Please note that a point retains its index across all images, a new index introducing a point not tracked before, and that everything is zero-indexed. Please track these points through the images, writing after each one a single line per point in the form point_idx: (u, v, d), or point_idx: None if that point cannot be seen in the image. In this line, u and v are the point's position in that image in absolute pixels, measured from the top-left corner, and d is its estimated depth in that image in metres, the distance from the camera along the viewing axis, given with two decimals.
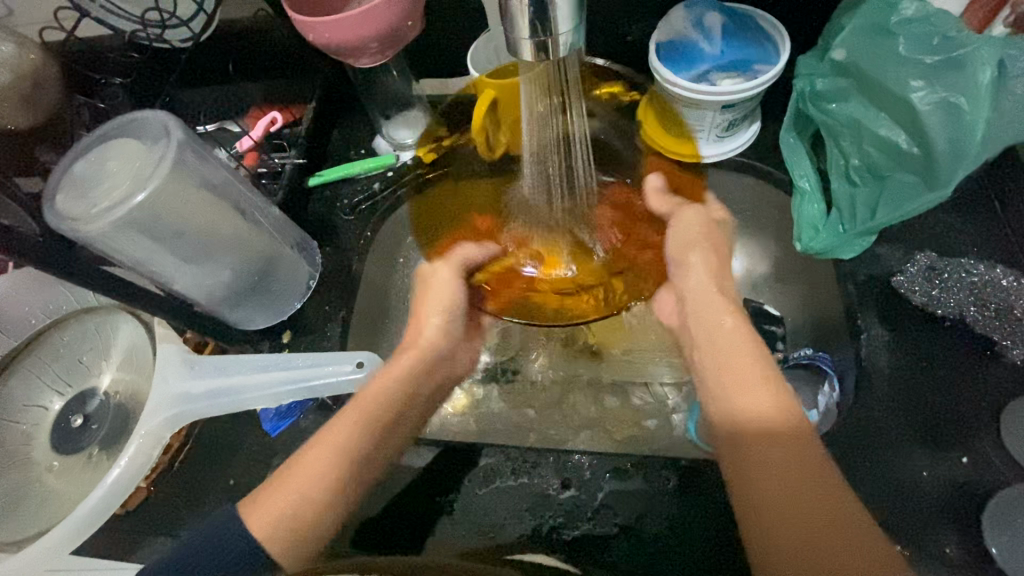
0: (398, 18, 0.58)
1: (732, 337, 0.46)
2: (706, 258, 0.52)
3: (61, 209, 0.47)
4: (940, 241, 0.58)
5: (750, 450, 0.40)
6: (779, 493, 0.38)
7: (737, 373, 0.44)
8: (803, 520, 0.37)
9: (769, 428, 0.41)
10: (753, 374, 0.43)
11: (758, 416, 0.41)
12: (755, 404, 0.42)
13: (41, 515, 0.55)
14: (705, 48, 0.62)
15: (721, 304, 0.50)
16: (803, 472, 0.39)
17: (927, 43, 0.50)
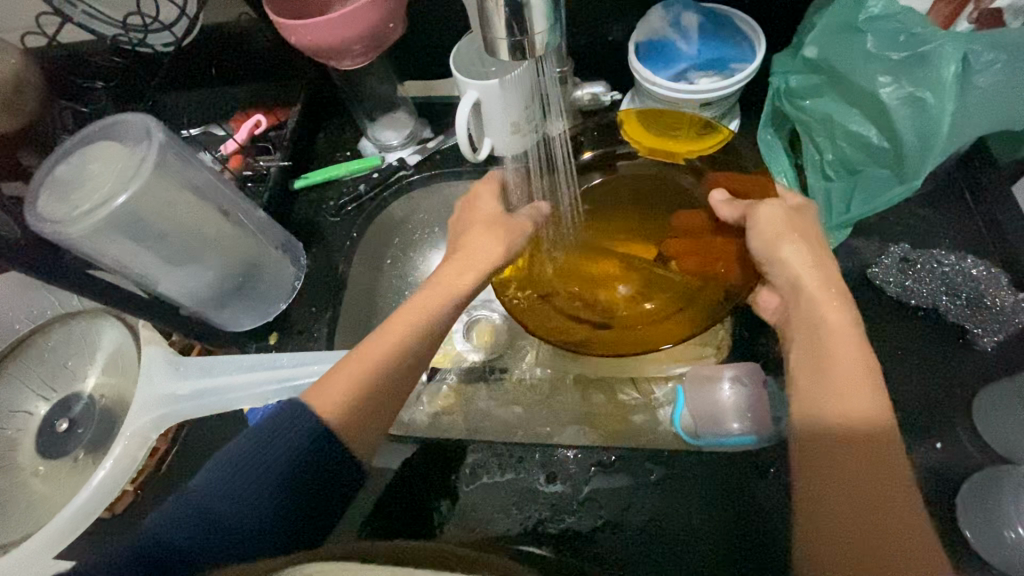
0: (380, 19, 0.59)
1: (842, 334, 0.44)
2: (800, 249, 0.49)
3: (42, 212, 0.47)
4: (912, 234, 0.60)
5: (845, 445, 0.41)
6: (857, 483, 0.39)
7: (845, 373, 0.43)
8: (863, 518, 0.38)
9: (866, 428, 0.40)
10: (860, 382, 0.42)
11: (857, 418, 0.41)
12: (851, 407, 0.41)
13: (27, 519, 0.55)
14: (682, 47, 0.63)
15: (822, 300, 0.46)
16: (875, 467, 0.39)
17: (894, 39, 0.51)
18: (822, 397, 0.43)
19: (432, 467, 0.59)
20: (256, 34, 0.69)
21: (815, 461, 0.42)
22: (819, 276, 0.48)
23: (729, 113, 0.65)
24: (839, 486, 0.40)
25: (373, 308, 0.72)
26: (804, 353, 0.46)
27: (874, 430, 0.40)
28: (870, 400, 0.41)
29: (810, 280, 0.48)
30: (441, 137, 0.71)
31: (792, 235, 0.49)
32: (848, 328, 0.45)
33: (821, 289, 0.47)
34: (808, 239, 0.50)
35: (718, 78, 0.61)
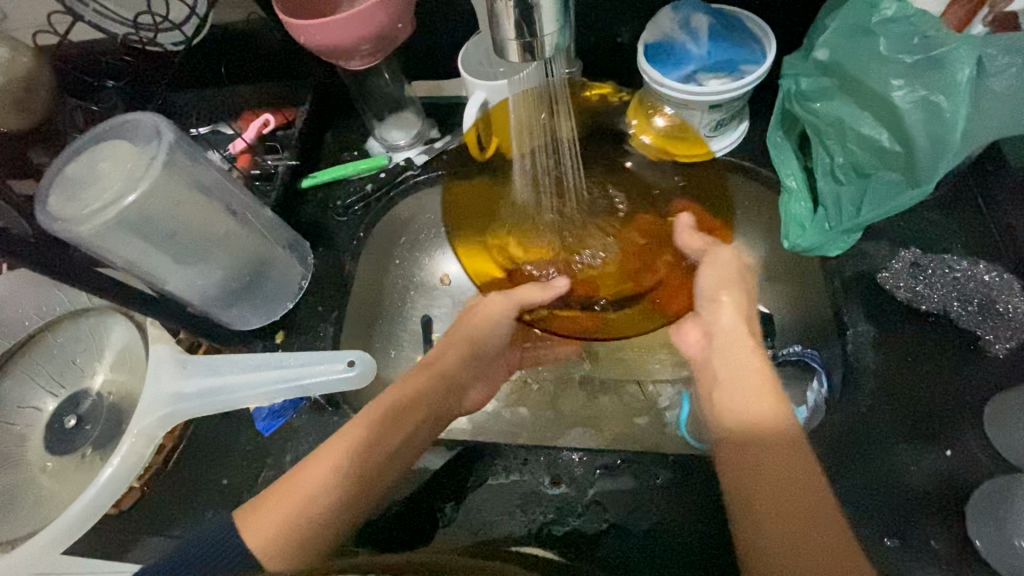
0: (390, 19, 0.59)
1: (740, 356, 0.55)
2: (734, 298, 0.59)
3: (52, 210, 0.47)
4: (924, 238, 0.59)
5: (754, 449, 0.48)
6: (775, 497, 0.45)
7: (749, 385, 0.52)
8: (784, 507, 0.44)
9: (762, 426, 0.49)
10: (765, 401, 0.50)
11: (755, 419, 0.49)
12: (743, 415, 0.50)
13: (36, 514, 0.55)
14: (693, 50, 0.62)
15: (749, 347, 0.56)
16: (782, 471, 0.46)
17: (907, 42, 0.51)
18: (735, 408, 0.51)
19: (434, 474, 0.58)
20: (265, 33, 0.69)
21: (734, 465, 0.48)
22: (741, 354, 0.56)
23: (739, 114, 0.65)
24: (756, 480, 0.46)
25: (379, 308, 0.72)
26: (719, 385, 0.54)
27: (772, 433, 0.48)
28: (772, 406, 0.50)
29: (732, 342, 0.57)
30: (448, 138, 0.72)
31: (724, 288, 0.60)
32: (763, 375, 0.53)
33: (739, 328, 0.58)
34: (741, 287, 0.60)
35: (727, 80, 0.61)
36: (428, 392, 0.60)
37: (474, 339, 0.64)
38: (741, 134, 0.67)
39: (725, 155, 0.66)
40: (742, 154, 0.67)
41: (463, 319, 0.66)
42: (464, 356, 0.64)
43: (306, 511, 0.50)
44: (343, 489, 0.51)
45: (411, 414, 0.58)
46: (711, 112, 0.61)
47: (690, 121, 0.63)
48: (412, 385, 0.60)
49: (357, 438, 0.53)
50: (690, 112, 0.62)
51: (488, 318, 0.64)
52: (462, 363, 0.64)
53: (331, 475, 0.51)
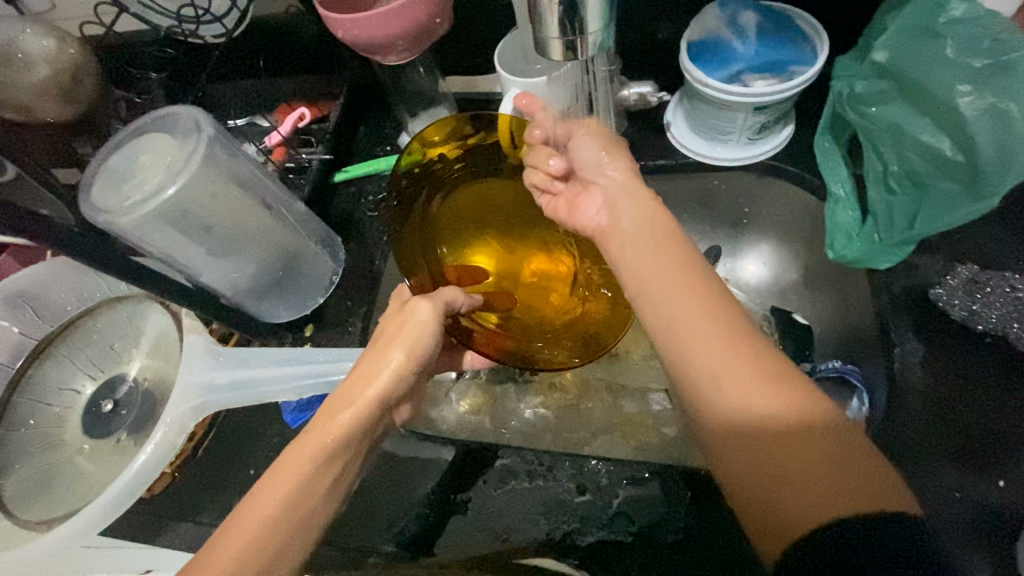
0: (428, 14, 0.58)
1: (710, 333, 0.37)
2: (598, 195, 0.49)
3: (95, 201, 0.47)
4: (981, 253, 0.56)
5: (765, 450, 0.33)
6: (768, 459, 0.33)
7: (692, 330, 0.37)
8: (811, 473, 0.31)
9: (768, 422, 0.33)
10: (715, 351, 0.36)
11: (764, 414, 0.33)
12: (739, 402, 0.34)
13: (73, 496, 0.57)
14: (739, 48, 0.60)
15: (673, 272, 0.40)
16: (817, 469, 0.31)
17: (977, 45, 0.48)
18: (734, 414, 0.34)
19: (457, 474, 0.59)
20: (303, 26, 0.69)
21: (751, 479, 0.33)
22: (706, 331, 0.37)
23: (785, 117, 0.62)
24: (791, 495, 0.31)
25: None
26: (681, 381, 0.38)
27: (776, 401, 0.34)
28: (765, 392, 0.34)
29: (683, 314, 0.38)
30: None
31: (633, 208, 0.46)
32: (682, 289, 0.39)
33: (683, 283, 0.39)
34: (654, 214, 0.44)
35: (775, 82, 0.58)
36: (358, 407, 0.45)
37: (409, 352, 0.47)
38: (787, 136, 0.64)
39: (768, 160, 0.64)
40: (786, 159, 0.64)
41: (387, 325, 0.49)
42: (397, 371, 0.46)
43: (244, 566, 0.39)
44: (267, 532, 0.40)
45: (335, 454, 0.43)
46: (756, 114, 0.59)
47: (733, 123, 0.61)
48: (345, 403, 0.45)
49: (303, 464, 0.42)
50: (733, 113, 0.59)
51: (416, 329, 0.47)
52: (398, 377, 0.46)
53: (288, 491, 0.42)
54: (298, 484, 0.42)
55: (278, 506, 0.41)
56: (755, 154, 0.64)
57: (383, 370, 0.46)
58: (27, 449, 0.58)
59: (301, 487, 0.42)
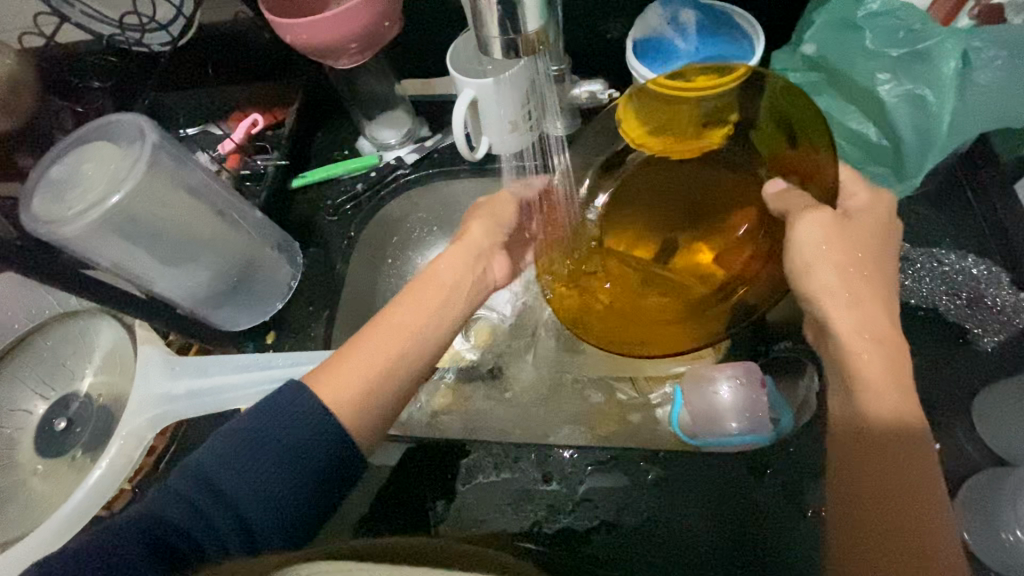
0: (376, 16, 0.59)
1: (879, 368, 0.45)
2: (834, 267, 0.48)
3: (37, 213, 0.46)
4: (914, 232, 0.59)
5: (881, 476, 0.42)
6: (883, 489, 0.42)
7: (879, 369, 0.45)
8: (885, 499, 0.42)
9: (887, 426, 0.44)
10: (894, 397, 0.44)
11: (876, 414, 0.44)
12: (876, 412, 0.44)
13: (26, 519, 0.55)
14: (681, 45, 0.62)
15: (879, 314, 0.47)
16: (897, 477, 0.42)
17: (893, 36, 0.52)
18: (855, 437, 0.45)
19: (423, 470, 0.59)
20: (255, 32, 0.69)
21: (846, 468, 0.44)
22: (893, 368, 0.45)
23: None
24: (862, 465, 0.44)
25: (371, 306, 0.73)
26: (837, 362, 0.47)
27: (903, 433, 0.43)
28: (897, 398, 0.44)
29: (863, 323, 0.47)
30: (438, 136, 0.73)
31: (829, 249, 0.47)
32: (885, 364, 0.46)
33: (876, 316, 0.47)
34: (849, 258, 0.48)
35: None
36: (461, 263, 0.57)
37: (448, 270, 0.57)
38: None
39: None
40: None
41: (467, 233, 0.60)
42: (413, 329, 0.52)
43: (362, 377, 0.48)
44: (370, 372, 0.49)
45: (448, 295, 0.55)
46: None
47: None
48: (386, 346, 0.50)
49: (411, 315, 0.52)
50: None
51: (456, 280, 0.56)
52: (489, 234, 0.60)
53: (405, 330, 0.51)
54: (416, 325, 0.52)
55: (391, 347, 0.50)
56: None
57: (444, 290, 0.55)
58: None
59: (413, 325, 0.52)
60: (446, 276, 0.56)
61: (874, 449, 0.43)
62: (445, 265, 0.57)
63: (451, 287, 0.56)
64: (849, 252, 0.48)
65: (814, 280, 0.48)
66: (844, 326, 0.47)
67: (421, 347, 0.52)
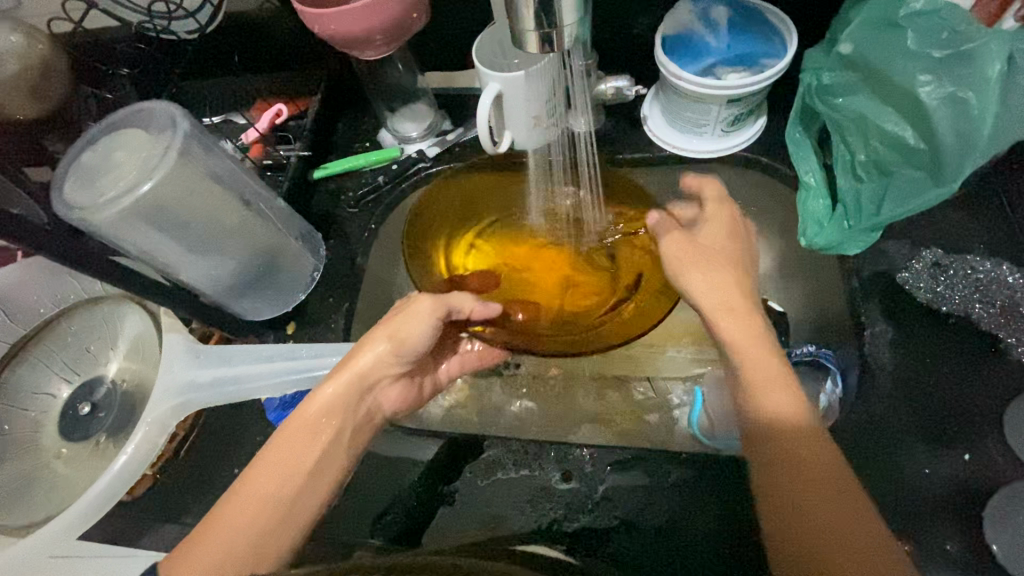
0: (404, 8, 0.58)
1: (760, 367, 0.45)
2: (706, 275, 0.50)
3: (69, 199, 0.46)
4: (946, 238, 0.58)
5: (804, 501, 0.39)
6: (807, 487, 0.40)
7: (764, 372, 0.45)
8: (830, 524, 0.38)
9: (782, 426, 0.42)
10: (779, 392, 0.44)
11: (779, 414, 0.43)
12: (779, 416, 0.43)
13: (52, 500, 0.56)
14: (711, 42, 0.62)
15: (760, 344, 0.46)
16: (820, 488, 0.39)
17: (936, 36, 0.50)
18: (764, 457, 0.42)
19: (444, 466, 0.59)
20: (280, 21, 0.69)
21: (765, 486, 0.41)
22: (781, 385, 0.44)
23: (757, 109, 0.64)
24: (783, 483, 0.41)
25: (389, 298, 0.73)
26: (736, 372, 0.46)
27: (800, 432, 0.42)
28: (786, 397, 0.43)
29: (741, 336, 0.47)
30: (460, 130, 0.72)
31: (702, 258, 0.50)
32: (772, 367, 0.45)
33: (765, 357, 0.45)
34: (705, 262, 0.50)
35: (747, 74, 0.60)
36: (338, 381, 0.50)
37: (327, 408, 0.49)
38: (758, 129, 0.65)
39: (741, 151, 0.65)
40: (759, 150, 0.65)
41: (344, 360, 0.51)
42: (280, 481, 0.45)
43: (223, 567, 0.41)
44: (239, 544, 0.42)
45: (320, 425, 0.48)
46: (729, 107, 0.61)
47: (707, 115, 0.62)
48: (276, 479, 0.45)
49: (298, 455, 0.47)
50: (706, 105, 0.61)
51: (329, 411, 0.49)
52: (377, 360, 0.51)
53: (282, 473, 0.46)
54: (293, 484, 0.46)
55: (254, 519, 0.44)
56: (729, 147, 0.65)
57: (318, 434, 0.48)
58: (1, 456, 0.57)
59: (293, 467, 0.46)
60: (328, 400, 0.49)
61: (785, 461, 0.41)
62: (321, 401, 0.49)
63: (330, 410, 0.49)
64: (721, 259, 0.51)
65: (685, 287, 0.51)
66: (731, 348, 0.47)
67: (277, 497, 0.45)
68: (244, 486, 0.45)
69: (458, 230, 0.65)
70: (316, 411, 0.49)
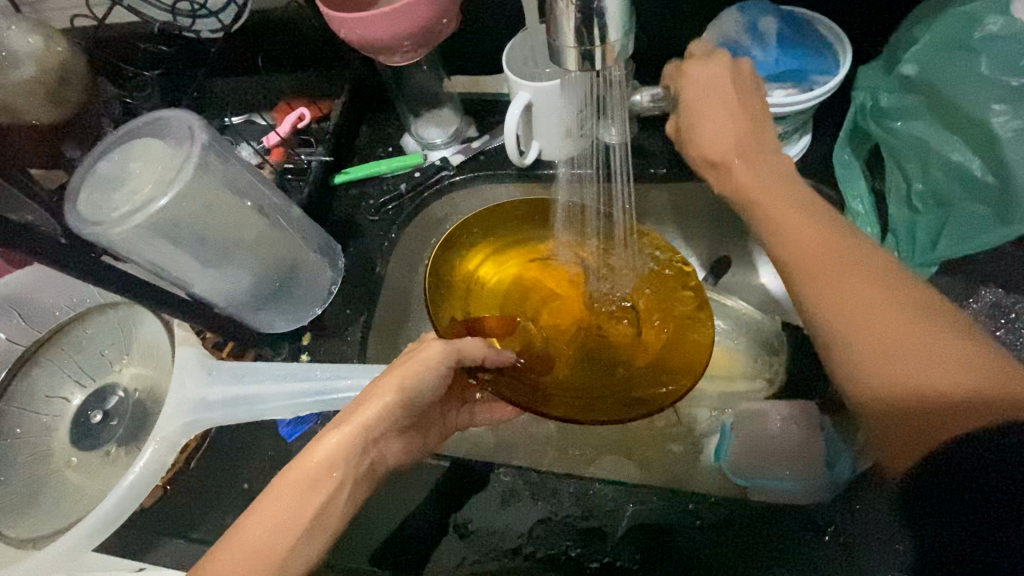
0: (434, 14, 0.55)
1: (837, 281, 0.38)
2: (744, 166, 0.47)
3: (83, 210, 0.45)
4: (1006, 275, 0.54)
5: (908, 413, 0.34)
6: (891, 339, 0.35)
7: (823, 258, 0.39)
8: (933, 375, 0.34)
9: (856, 299, 0.37)
10: (847, 273, 0.38)
11: (841, 287, 0.38)
12: (843, 290, 0.38)
13: (60, 510, 0.55)
14: (758, 56, 0.56)
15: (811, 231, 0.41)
16: (911, 343, 0.35)
17: (1013, 63, 0.46)
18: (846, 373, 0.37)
19: (452, 494, 0.56)
20: (305, 21, 0.67)
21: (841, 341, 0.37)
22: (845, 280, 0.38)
23: (802, 128, 0.59)
24: (862, 335, 0.36)
25: (407, 309, 0.71)
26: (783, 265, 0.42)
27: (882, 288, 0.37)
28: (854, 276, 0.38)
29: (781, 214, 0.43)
30: (487, 138, 0.70)
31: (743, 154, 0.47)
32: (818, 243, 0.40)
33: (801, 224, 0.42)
34: (720, 118, 0.49)
35: (795, 92, 0.55)
36: (345, 429, 0.44)
37: (332, 457, 0.43)
38: (802, 148, 0.61)
39: None
40: (803, 171, 0.61)
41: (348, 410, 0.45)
42: (275, 530, 0.40)
43: None
44: None
45: (320, 474, 0.42)
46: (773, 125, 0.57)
47: None
48: (268, 521, 0.40)
49: (289, 505, 0.41)
50: None
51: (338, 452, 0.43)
52: (386, 409, 0.45)
53: (273, 520, 0.40)
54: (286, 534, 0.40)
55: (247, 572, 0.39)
56: None
57: (319, 486, 0.42)
58: (12, 461, 0.56)
59: (286, 518, 0.41)
60: (331, 449, 0.43)
61: (866, 363, 0.36)
62: (321, 450, 0.43)
63: (334, 459, 0.43)
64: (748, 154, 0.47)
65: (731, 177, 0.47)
66: (752, 201, 0.45)
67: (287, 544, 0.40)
68: (234, 537, 0.40)
69: (473, 243, 0.62)
70: (316, 452, 0.42)
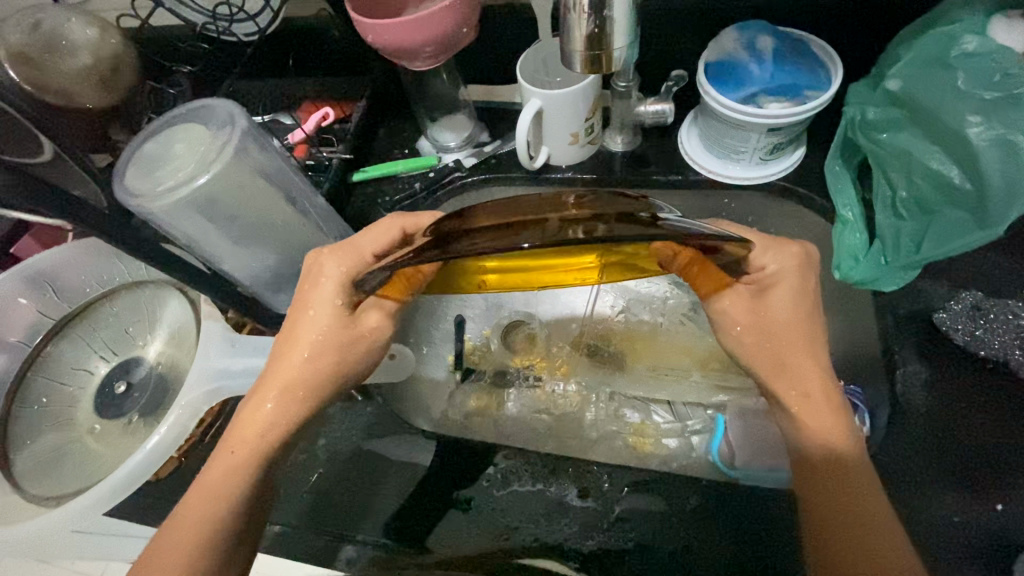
0: (454, 23, 0.60)
1: (806, 362, 0.48)
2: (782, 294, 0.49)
3: (128, 186, 0.49)
4: (983, 281, 0.58)
5: (829, 475, 0.46)
6: (848, 513, 0.44)
7: (810, 398, 0.48)
8: (882, 539, 0.43)
9: (835, 458, 0.46)
10: (829, 416, 0.47)
11: (824, 441, 0.47)
12: (813, 436, 0.47)
13: (79, 474, 0.58)
14: (754, 71, 0.61)
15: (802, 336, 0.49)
16: (864, 510, 0.44)
17: (987, 79, 0.50)
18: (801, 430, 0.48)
19: (454, 471, 0.59)
20: (333, 28, 0.72)
21: (819, 507, 0.45)
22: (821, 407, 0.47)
23: (796, 140, 0.63)
24: (833, 502, 0.45)
25: None
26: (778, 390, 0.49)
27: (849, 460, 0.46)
28: (839, 432, 0.47)
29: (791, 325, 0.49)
30: (498, 142, 0.73)
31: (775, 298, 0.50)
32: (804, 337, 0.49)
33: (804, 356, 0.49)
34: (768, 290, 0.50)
35: (789, 105, 0.59)
36: (273, 427, 0.48)
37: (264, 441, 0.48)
38: (797, 158, 0.65)
39: (780, 180, 0.65)
40: (797, 180, 0.65)
41: (264, 377, 0.50)
42: (205, 519, 0.44)
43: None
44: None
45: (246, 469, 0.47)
46: (769, 135, 0.60)
47: (745, 143, 0.62)
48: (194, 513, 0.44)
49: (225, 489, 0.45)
50: (746, 133, 0.61)
51: (268, 424, 0.48)
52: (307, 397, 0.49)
53: (210, 513, 0.44)
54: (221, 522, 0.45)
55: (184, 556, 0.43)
56: (768, 175, 0.65)
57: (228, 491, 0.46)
58: (38, 426, 0.59)
59: (215, 514, 0.44)
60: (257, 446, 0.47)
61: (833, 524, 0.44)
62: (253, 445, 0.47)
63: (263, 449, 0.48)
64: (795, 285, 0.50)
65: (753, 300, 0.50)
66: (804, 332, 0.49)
67: (225, 527, 0.45)
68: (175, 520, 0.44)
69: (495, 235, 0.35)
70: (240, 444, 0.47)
